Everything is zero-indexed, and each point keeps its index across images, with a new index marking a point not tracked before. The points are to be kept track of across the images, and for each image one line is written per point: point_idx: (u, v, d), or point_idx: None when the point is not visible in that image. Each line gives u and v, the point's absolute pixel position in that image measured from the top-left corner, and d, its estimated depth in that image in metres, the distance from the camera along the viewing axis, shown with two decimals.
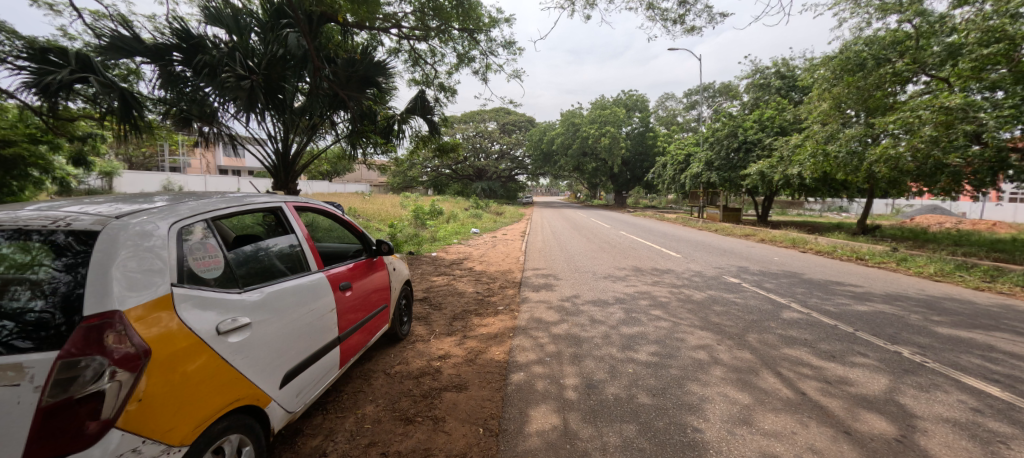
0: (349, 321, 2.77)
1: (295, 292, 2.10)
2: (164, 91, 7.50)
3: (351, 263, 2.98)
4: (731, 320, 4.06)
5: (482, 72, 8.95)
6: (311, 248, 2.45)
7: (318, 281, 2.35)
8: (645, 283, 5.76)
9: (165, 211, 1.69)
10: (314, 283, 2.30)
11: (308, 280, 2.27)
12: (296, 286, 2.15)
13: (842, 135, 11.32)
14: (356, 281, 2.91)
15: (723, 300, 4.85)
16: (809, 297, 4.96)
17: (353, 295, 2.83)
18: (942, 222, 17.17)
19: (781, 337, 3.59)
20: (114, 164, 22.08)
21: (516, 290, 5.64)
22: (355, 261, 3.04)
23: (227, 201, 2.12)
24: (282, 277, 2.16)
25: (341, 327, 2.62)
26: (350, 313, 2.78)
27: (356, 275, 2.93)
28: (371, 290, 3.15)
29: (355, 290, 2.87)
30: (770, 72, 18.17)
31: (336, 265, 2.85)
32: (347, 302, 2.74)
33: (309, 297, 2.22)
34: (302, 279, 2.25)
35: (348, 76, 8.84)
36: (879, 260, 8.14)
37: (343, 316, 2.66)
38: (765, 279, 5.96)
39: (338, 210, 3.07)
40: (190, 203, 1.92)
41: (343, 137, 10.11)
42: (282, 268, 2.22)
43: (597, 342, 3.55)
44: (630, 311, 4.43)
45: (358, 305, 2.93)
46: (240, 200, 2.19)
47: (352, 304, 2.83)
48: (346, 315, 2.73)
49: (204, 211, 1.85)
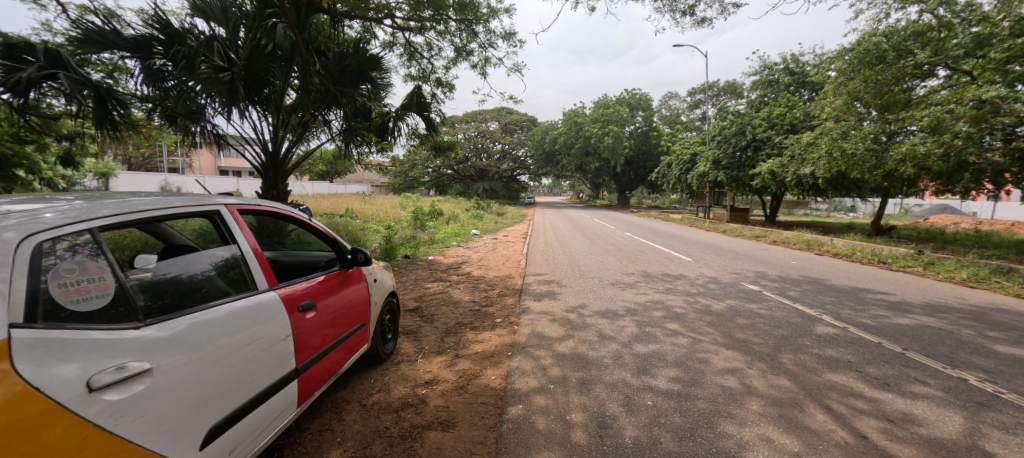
0: (317, 344, 2.34)
1: (229, 321, 1.66)
2: (149, 87, 7.03)
3: (321, 274, 2.55)
4: (758, 336, 3.59)
5: (481, 66, 8.52)
6: (261, 262, 2.01)
7: (267, 303, 1.90)
8: (657, 291, 5.29)
9: (54, 213, 1.32)
10: (262, 306, 1.86)
11: (252, 303, 1.82)
12: (233, 312, 1.70)
13: (858, 132, 10.83)
14: (327, 296, 2.49)
15: (745, 311, 4.37)
16: (840, 308, 4.48)
17: (321, 313, 2.39)
18: (957, 223, 16.63)
19: (820, 358, 3.11)
20: (109, 164, 21.80)
21: (517, 299, 5.18)
22: (325, 275, 2.59)
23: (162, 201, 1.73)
24: (212, 300, 1.71)
25: (305, 352, 2.19)
26: (318, 334, 2.35)
27: (326, 288, 2.50)
28: (344, 307, 2.69)
29: (325, 307, 2.44)
30: (778, 69, 17.67)
31: (301, 279, 2.40)
32: (314, 322, 2.30)
33: (252, 326, 1.77)
34: (245, 302, 1.80)
35: (340, 71, 8.40)
36: (904, 264, 7.64)
37: (308, 339, 2.23)
38: (788, 286, 5.48)
39: (307, 214, 2.63)
40: (107, 203, 1.55)
41: (337, 134, 9.69)
42: (222, 285, 1.81)
43: (607, 363, 3.09)
44: (644, 325, 3.96)
45: (327, 327, 2.47)
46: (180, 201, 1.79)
47: (321, 323, 2.39)
48: (314, 337, 2.30)
49: (114, 214, 1.46)
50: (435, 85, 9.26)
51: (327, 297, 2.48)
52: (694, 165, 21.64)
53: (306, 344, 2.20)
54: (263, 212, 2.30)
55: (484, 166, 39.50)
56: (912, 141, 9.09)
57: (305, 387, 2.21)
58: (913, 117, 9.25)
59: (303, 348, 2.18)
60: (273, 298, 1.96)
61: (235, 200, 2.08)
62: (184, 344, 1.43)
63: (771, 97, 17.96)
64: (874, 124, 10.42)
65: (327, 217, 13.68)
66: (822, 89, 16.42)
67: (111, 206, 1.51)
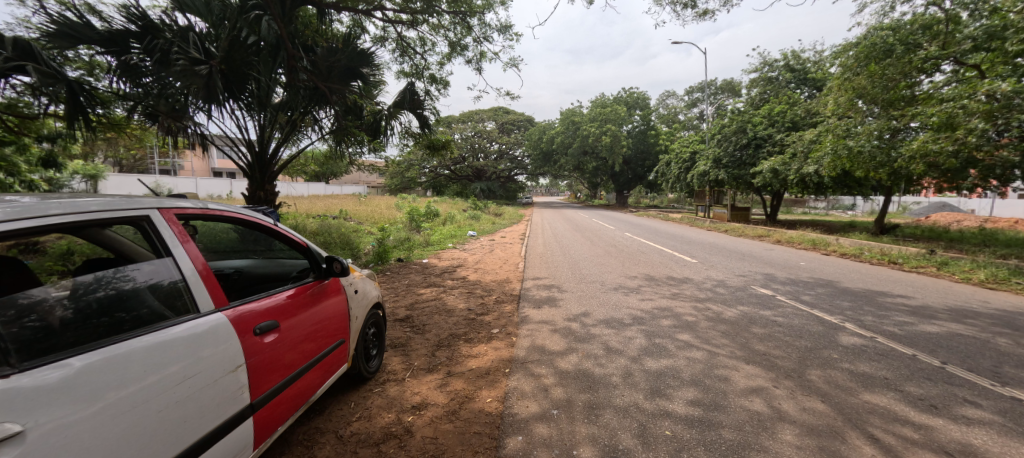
0: (291, 363, 2.08)
1: (146, 360, 1.33)
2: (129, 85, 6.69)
3: (292, 286, 2.24)
4: (779, 348, 3.27)
5: (476, 60, 8.23)
6: (210, 281, 1.71)
7: (204, 330, 1.56)
8: (663, 296, 4.97)
9: None
10: (204, 331, 1.55)
11: (185, 332, 1.49)
12: (153, 346, 1.37)
13: (863, 129, 10.55)
14: (299, 309, 2.19)
15: (760, 318, 4.05)
16: (861, 314, 4.16)
17: (292, 328, 2.10)
18: (960, 220, 16.45)
19: (853, 375, 2.81)
20: (98, 166, 21.35)
21: (514, 306, 4.85)
22: (296, 288, 2.26)
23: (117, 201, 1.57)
24: (156, 324, 1.49)
25: (273, 374, 1.93)
26: (291, 351, 2.08)
27: (297, 301, 2.19)
28: (320, 323, 2.37)
29: (297, 321, 2.15)
30: (779, 65, 17.43)
31: (266, 293, 2.09)
32: (284, 337, 2.02)
33: (184, 360, 1.44)
34: (173, 331, 1.47)
35: (329, 67, 8.03)
36: (917, 265, 7.36)
37: (277, 358, 1.96)
38: (801, 290, 5.17)
39: (271, 218, 2.32)
40: (53, 202, 1.40)
41: (327, 132, 9.33)
42: (159, 305, 1.55)
43: (615, 383, 2.77)
44: (653, 336, 3.63)
45: (297, 348, 2.14)
46: (137, 201, 1.62)
47: (293, 339, 2.11)
48: (284, 355, 2.03)
49: (45, 216, 1.30)
50: (429, 81, 8.94)
51: (299, 311, 2.18)
52: (693, 164, 21.36)
53: (274, 364, 1.93)
54: (212, 216, 1.96)
55: (481, 166, 39.08)
56: (923, 137, 8.80)
57: (271, 417, 1.91)
58: (923, 112, 8.97)
59: (271, 370, 1.91)
60: (216, 324, 1.61)
61: (183, 205, 1.77)
62: (72, 396, 1.12)
63: (771, 94, 17.72)
64: (879, 121, 10.18)
65: (320, 219, 13.31)
66: (823, 86, 16.21)
67: (53, 204, 1.37)
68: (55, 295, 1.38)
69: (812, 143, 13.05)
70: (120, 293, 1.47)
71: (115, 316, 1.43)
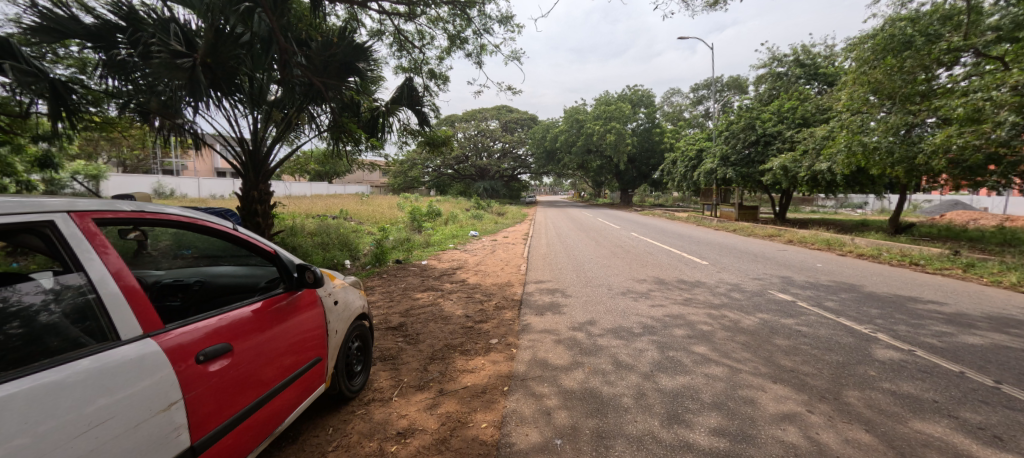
0: (269, 380, 1.92)
1: (23, 412, 1.04)
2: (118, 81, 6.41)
3: (258, 299, 1.98)
4: (808, 364, 2.95)
5: (477, 54, 7.92)
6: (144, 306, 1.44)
7: (113, 364, 1.24)
8: (674, 302, 4.64)
9: None
10: (123, 363, 1.27)
11: (85, 369, 1.19)
12: (29, 396, 1.06)
13: (879, 125, 10.15)
14: (271, 322, 1.97)
15: (783, 328, 3.71)
16: (893, 323, 3.82)
17: (265, 342, 1.91)
18: (977, 219, 15.94)
19: (897, 398, 2.48)
20: (101, 166, 21.37)
21: (515, 313, 4.55)
22: (262, 302, 1.98)
23: (71, 201, 1.40)
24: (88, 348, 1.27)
25: (247, 392, 1.77)
26: (267, 368, 1.91)
27: (268, 314, 1.97)
28: (293, 338, 2.09)
29: (271, 334, 1.95)
30: (788, 60, 16.99)
31: (226, 309, 1.82)
32: (256, 353, 1.84)
33: (105, 397, 1.21)
34: (91, 362, 1.22)
35: (325, 63, 7.83)
36: (941, 267, 6.99)
37: (252, 375, 1.80)
38: (823, 295, 4.83)
39: (231, 221, 2.00)
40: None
41: (324, 129, 9.05)
42: (81, 330, 1.32)
43: (626, 406, 2.46)
44: (666, 348, 3.31)
45: (263, 368, 1.88)
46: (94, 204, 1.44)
47: (268, 354, 1.92)
48: (260, 372, 1.86)
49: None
50: (428, 76, 8.65)
51: (273, 324, 1.98)
52: (700, 162, 20.94)
53: (247, 381, 1.77)
54: (168, 220, 1.69)
55: (484, 165, 38.83)
56: (946, 131, 8.39)
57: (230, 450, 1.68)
58: (947, 106, 8.53)
59: (245, 388, 1.76)
60: (134, 356, 1.30)
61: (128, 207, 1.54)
62: None
63: (780, 90, 17.28)
64: (896, 117, 9.78)
65: (320, 219, 13.06)
66: (835, 82, 15.74)
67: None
68: (43, 298, 1.29)
69: (825, 139, 12.63)
70: (82, 304, 1.34)
71: (82, 325, 1.32)
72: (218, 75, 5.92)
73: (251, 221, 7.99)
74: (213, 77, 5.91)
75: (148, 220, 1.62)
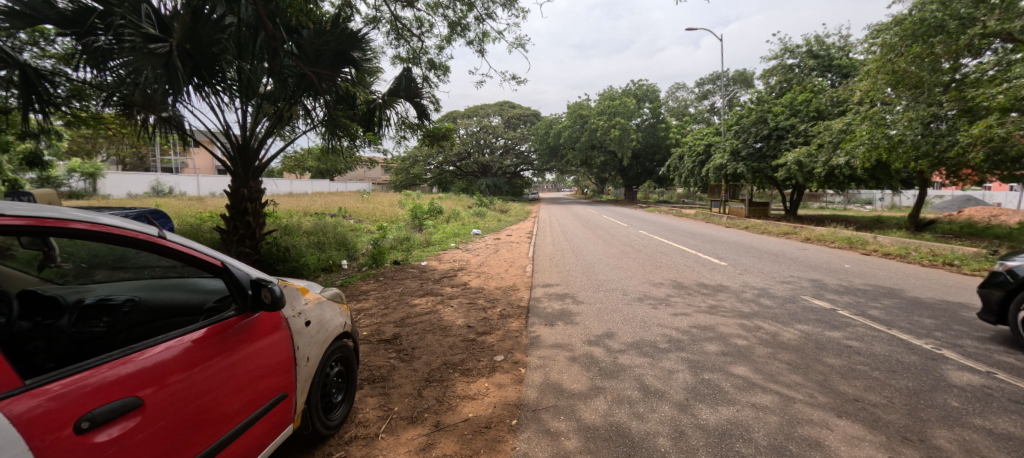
0: (220, 426, 1.51)
1: None
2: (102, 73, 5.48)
3: (201, 326, 1.55)
4: (873, 392, 2.49)
5: (478, 42, 7.46)
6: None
7: None
8: (698, 311, 4.17)
9: None
10: None
11: None
12: None
13: (903, 117, 9.59)
14: (223, 349, 1.57)
15: (831, 343, 3.24)
16: (956, 337, 3.35)
17: (221, 370, 1.55)
18: (997, 215, 15.41)
19: (998, 439, 2.02)
20: (96, 165, 21.02)
21: (520, 322, 4.10)
22: (204, 331, 1.54)
23: None
24: None
25: (200, 434, 1.42)
26: (227, 401, 1.55)
27: (219, 338, 1.58)
28: (250, 370, 1.66)
29: (228, 360, 1.58)
30: (801, 51, 16.38)
31: (152, 342, 1.39)
32: (205, 388, 1.47)
33: None
34: None
35: (317, 51, 7.29)
36: (979, 267, 6.50)
37: (194, 423, 1.40)
38: (864, 302, 4.35)
39: (159, 229, 1.56)
40: None
41: (318, 124, 8.61)
42: None
43: (665, 449, 2.00)
44: (699, 368, 2.85)
45: (208, 414, 1.46)
46: None
47: (228, 382, 1.57)
48: (216, 408, 1.50)
49: None
50: (428, 67, 8.20)
51: (225, 351, 1.57)
52: (708, 157, 20.41)
53: (195, 423, 1.41)
54: (92, 234, 1.32)
55: (487, 161, 38.35)
56: (983, 122, 7.83)
57: None
58: (983, 95, 8.01)
59: (187, 439, 1.37)
60: None
61: (78, 219, 1.31)
62: None
63: (791, 83, 16.71)
64: (920, 108, 9.24)
65: (316, 217, 12.62)
66: (852, 73, 15.14)
67: None
68: None
69: (842, 132, 12.08)
70: None
71: None
72: (199, 64, 5.46)
73: (240, 221, 7.39)
74: (193, 65, 5.44)
75: (107, 237, 1.35)
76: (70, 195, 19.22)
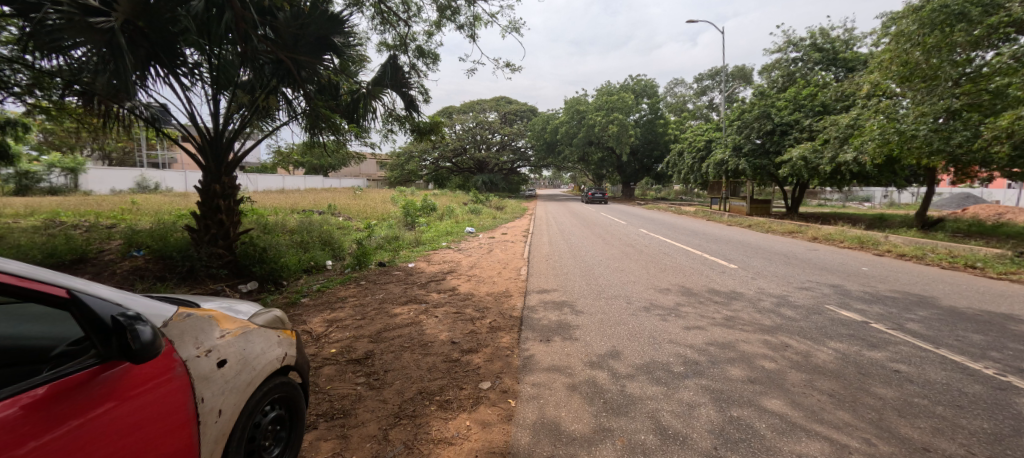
0: None
1: None
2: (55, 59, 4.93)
3: (40, 385, 1.06)
4: (945, 437, 2.01)
5: (469, 26, 6.93)
6: None
7: None
8: (714, 323, 3.68)
9: None
10: None
11: None
12: None
13: (914, 111, 9.13)
14: (79, 411, 1.09)
15: (875, 367, 2.78)
16: (1015, 357, 2.90)
17: (129, 416, 1.19)
18: (1003, 214, 15.07)
19: None
20: (76, 160, 20.22)
21: (513, 337, 3.59)
22: (42, 390, 1.05)
23: None
24: None
25: None
26: None
27: (70, 398, 1.08)
28: (122, 438, 1.17)
29: (141, 401, 1.23)
30: (805, 44, 15.92)
31: None
32: None
33: None
34: None
35: (295, 36, 6.73)
36: (1006, 270, 6.06)
37: None
38: (897, 313, 3.87)
39: None
40: None
41: (299, 116, 8.05)
42: None
43: None
44: (726, 403, 2.37)
45: None
46: None
47: (137, 433, 1.20)
48: None
49: None
50: (416, 54, 7.66)
51: (83, 415, 1.09)
52: (708, 153, 19.90)
53: None
54: None
55: (483, 158, 37.56)
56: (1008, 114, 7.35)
57: None
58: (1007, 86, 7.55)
59: None
60: None
61: None
62: None
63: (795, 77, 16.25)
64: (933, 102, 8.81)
65: (303, 215, 12.03)
66: (857, 67, 14.70)
67: None
68: None
69: (850, 127, 11.65)
70: None
71: None
72: (156, 45, 5.02)
73: (212, 219, 6.81)
74: (149, 47, 4.99)
75: None
76: (51, 191, 18.52)
